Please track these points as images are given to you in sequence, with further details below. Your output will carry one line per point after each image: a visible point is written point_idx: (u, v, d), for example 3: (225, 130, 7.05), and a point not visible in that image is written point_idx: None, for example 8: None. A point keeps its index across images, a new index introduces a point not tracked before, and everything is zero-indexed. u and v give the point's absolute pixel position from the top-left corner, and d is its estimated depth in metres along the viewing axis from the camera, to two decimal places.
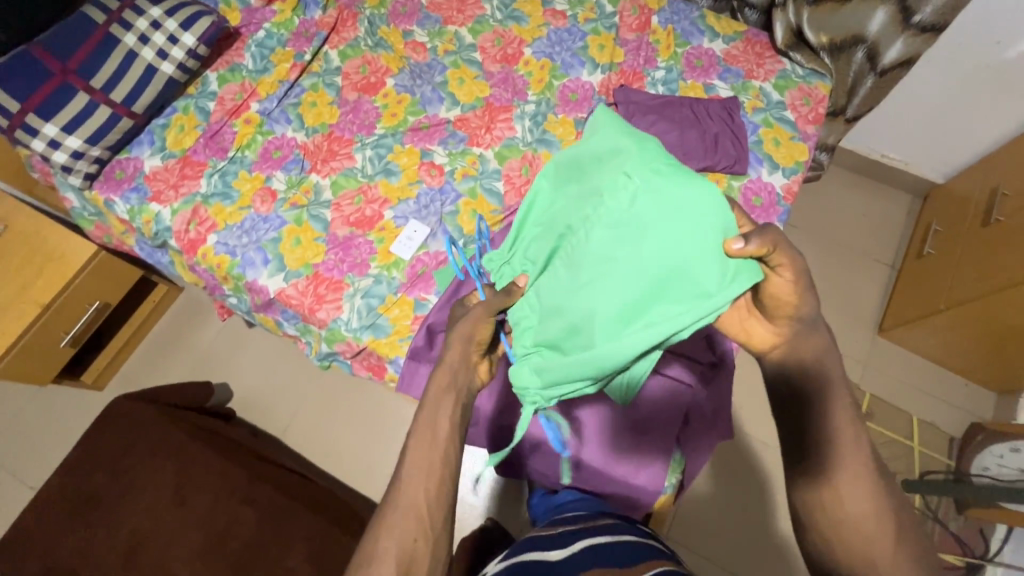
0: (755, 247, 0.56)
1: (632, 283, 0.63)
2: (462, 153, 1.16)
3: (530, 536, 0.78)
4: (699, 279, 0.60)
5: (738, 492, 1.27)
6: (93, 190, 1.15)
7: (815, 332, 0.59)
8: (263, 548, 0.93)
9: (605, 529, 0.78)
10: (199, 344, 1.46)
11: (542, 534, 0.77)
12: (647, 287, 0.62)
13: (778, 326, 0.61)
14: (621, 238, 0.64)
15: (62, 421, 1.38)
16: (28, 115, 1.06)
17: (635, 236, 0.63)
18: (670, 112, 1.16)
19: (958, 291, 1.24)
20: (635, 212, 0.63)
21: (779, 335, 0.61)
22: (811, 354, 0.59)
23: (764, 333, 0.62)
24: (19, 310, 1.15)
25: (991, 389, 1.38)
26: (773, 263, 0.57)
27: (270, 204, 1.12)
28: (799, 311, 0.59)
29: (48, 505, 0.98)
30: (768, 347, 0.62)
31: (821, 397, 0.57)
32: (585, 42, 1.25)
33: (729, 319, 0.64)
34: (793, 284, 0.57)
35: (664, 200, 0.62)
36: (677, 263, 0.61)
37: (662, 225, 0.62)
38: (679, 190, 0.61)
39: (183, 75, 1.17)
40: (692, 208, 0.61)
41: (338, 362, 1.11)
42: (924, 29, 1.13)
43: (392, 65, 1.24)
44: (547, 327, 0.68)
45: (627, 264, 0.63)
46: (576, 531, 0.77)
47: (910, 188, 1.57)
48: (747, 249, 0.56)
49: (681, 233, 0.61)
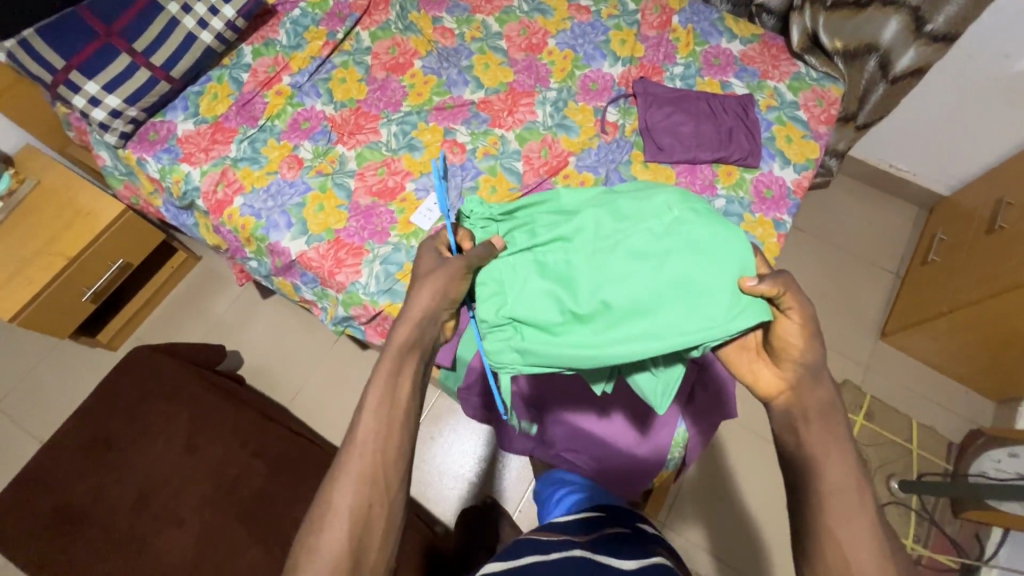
0: (768, 287, 0.61)
1: (640, 293, 0.65)
2: (484, 133, 1.20)
3: (537, 531, 0.84)
4: (709, 306, 0.63)
5: (721, 489, 1.31)
6: (127, 149, 1.19)
7: (819, 382, 0.61)
8: (270, 499, 0.97)
9: (605, 529, 0.82)
10: (214, 311, 1.49)
11: (547, 530, 0.82)
12: (654, 299, 0.65)
13: (783, 372, 0.63)
14: (643, 255, 0.66)
15: (75, 378, 1.41)
16: (71, 72, 1.10)
17: (660, 254, 0.66)
18: (687, 105, 1.21)
19: (959, 296, 1.26)
20: (666, 233, 0.66)
21: (784, 378, 0.63)
22: (810, 397, 0.61)
23: (770, 377, 0.64)
24: (45, 261, 1.19)
25: (991, 398, 1.39)
26: (783, 306, 0.61)
27: (296, 171, 1.16)
28: (803, 356, 0.61)
29: (64, 448, 1.02)
30: (773, 391, 0.64)
31: (815, 360, 0.61)
32: (608, 36, 1.30)
33: (738, 357, 0.67)
34: (799, 326, 0.61)
35: (695, 233, 0.65)
36: (693, 289, 0.64)
37: (690, 253, 0.65)
38: (711, 229, 0.65)
39: (220, 46, 1.22)
40: (720, 250, 0.65)
41: (352, 328, 1.14)
42: (936, 38, 1.17)
43: (420, 47, 1.29)
44: (540, 307, 0.66)
45: (642, 277, 0.65)
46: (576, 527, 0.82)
47: (917, 199, 1.60)
48: (763, 288, 0.61)
49: (706, 263, 0.64)
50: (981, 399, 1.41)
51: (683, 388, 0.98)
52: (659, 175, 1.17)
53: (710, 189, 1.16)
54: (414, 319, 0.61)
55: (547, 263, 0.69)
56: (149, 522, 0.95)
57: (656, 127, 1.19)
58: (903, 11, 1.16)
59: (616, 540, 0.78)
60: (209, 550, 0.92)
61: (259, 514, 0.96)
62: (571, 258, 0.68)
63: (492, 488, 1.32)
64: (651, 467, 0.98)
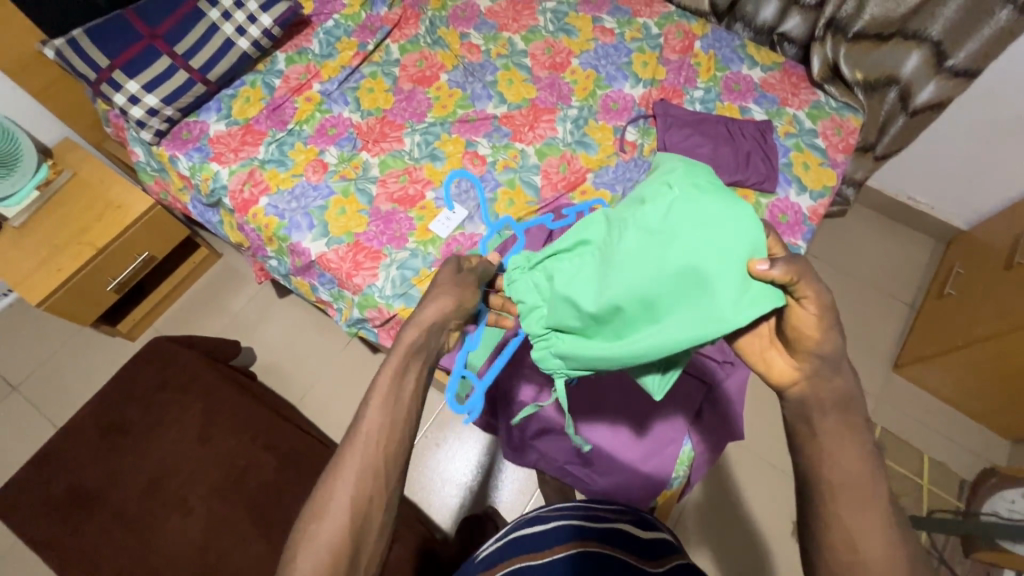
0: (779, 273, 0.54)
1: (651, 284, 0.60)
2: (504, 147, 1.22)
3: (534, 519, 0.78)
4: (721, 292, 0.57)
5: (723, 512, 1.30)
6: (160, 146, 1.23)
7: (837, 373, 0.58)
8: (276, 494, 0.98)
9: (606, 532, 0.74)
10: (231, 308, 1.52)
11: (543, 527, 0.75)
12: (666, 289, 0.60)
13: (799, 361, 0.60)
14: (650, 241, 0.62)
15: (93, 365, 1.44)
16: (114, 71, 1.15)
17: (666, 240, 0.61)
18: (705, 128, 1.23)
19: (975, 330, 1.25)
20: (672, 218, 0.62)
21: (799, 369, 0.60)
22: (834, 390, 0.58)
23: (784, 366, 0.61)
24: (75, 250, 1.23)
25: (1005, 436, 1.37)
26: (798, 293, 0.56)
27: (321, 174, 1.19)
28: (819, 346, 0.57)
29: (80, 431, 1.04)
30: (787, 382, 0.61)
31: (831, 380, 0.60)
32: (630, 58, 1.33)
33: (750, 345, 0.63)
34: (815, 320, 0.57)
35: (702, 214, 0.61)
36: (703, 272, 0.58)
37: (695, 234, 0.60)
38: (717, 206, 0.60)
39: (256, 52, 1.27)
40: (729, 226, 0.59)
41: (366, 330, 1.16)
42: (957, 73, 1.18)
43: (447, 62, 1.33)
44: (560, 311, 0.66)
45: (649, 266, 0.61)
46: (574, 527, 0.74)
47: (935, 232, 1.59)
48: (772, 273, 0.54)
49: (714, 243, 0.58)
50: (996, 437, 1.38)
51: (691, 406, 0.98)
52: None
53: None
54: (423, 324, 0.62)
55: (565, 267, 0.68)
56: (156, 509, 0.96)
57: (674, 148, 1.21)
58: (925, 45, 1.17)
59: (615, 546, 0.72)
60: (215, 541, 0.93)
61: (265, 508, 0.97)
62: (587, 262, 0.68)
63: (494, 499, 1.31)
64: (656, 484, 0.96)
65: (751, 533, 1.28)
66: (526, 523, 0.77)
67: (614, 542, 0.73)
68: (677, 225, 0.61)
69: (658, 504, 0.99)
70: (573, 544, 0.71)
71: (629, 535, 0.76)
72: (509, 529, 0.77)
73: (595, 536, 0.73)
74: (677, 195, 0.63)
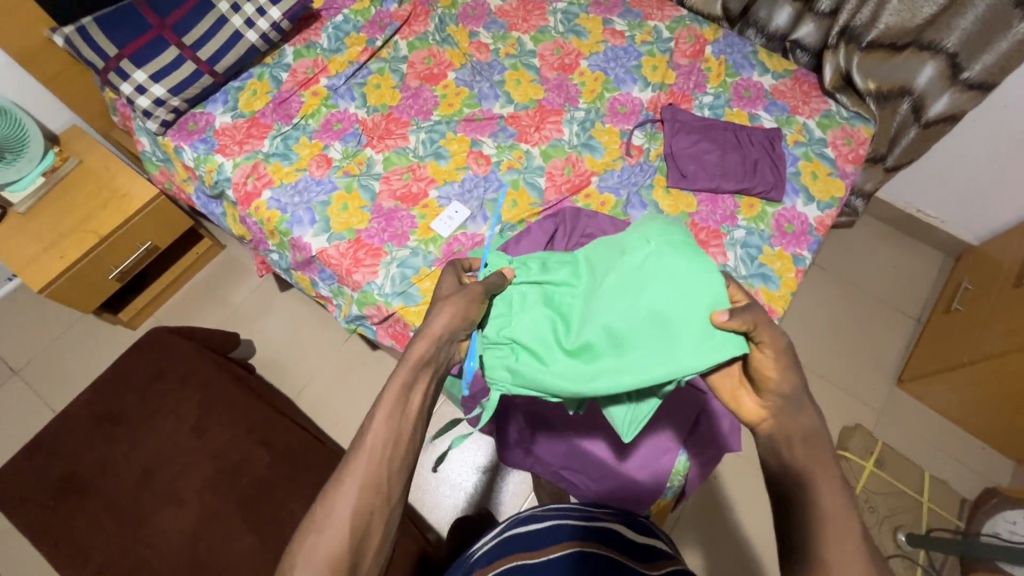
0: (737, 323, 0.59)
1: (621, 325, 0.67)
2: (510, 147, 1.22)
3: (529, 518, 0.75)
4: (681, 341, 0.63)
5: (718, 521, 1.28)
6: (166, 137, 1.23)
7: (802, 413, 0.59)
8: (269, 488, 0.98)
9: (606, 534, 0.72)
10: (232, 300, 1.52)
11: (540, 527, 0.73)
12: (634, 332, 0.66)
13: (764, 401, 0.61)
14: (624, 289, 0.68)
15: (93, 353, 1.44)
16: (122, 60, 1.15)
17: (642, 289, 0.67)
18: (713, 135, 1.21)
19: (981, 348, 1.23)
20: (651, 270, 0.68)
21: (765, 408, 0.61)
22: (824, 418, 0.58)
23: (752, 405, 0.62)
24: (78, 238, 1.23)
25: (1008, 456, 1.35)
26: (757, 339, 0.59)
27: (325, 170, 1.19)
28: (779, 387, 0.59)
29: (76, 419, 1.04)
30: (755, 419, 0.62)
31: None
32: (640, 61, 1.31)
33: (722, 383, 0.65)
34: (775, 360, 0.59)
35: (677, 272, 0.66)
36: (668, 325, 0.65)
37: (666, 288, 0.66)
38: (686, 262, 0.66)
39: (265, 45, 1.26)
40: (696, 284, 0.65)
41: (364, 327, 1.16)
42: (971, 86, 1.16)
43: (455, 60, 1.32)
44: (534, 334, 0.72)
45: (621, 311, 0.68)
46: (573, 529, 0.72)
47: (944, 246, 1.57)
48: (732, 322, 0.59)
49: (683, 299, 0.64)
50: (999, 457, 1.36)
51: (688, 417, 0.96)
52: (680, 201, 1.17)
53: (731, 219, 1.16)
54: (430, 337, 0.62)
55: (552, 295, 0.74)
56: (148, 500, 0.96)
57: (681, 153, 1.19)
58: (940, 56, 1.15)
59: (612, 547, 0.70)
60: (206, 534, 0.93)
61: (258, 502, 0.97)
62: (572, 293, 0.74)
63: (487, 501, 1.31)
64: (647, 493, 0.95)
65: (747, 543, 1.26)
66: (521, 522, 0.75)
67: (613, 544, 0.71)
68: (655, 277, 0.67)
69: (650, 513, 0.98)
70: (573, 546, 0.69)
71: (628, 538, 0.74)
72: (503, 528, 0.75)
73: (592, 539, 0.71)
74: (653, 249, 0.69)
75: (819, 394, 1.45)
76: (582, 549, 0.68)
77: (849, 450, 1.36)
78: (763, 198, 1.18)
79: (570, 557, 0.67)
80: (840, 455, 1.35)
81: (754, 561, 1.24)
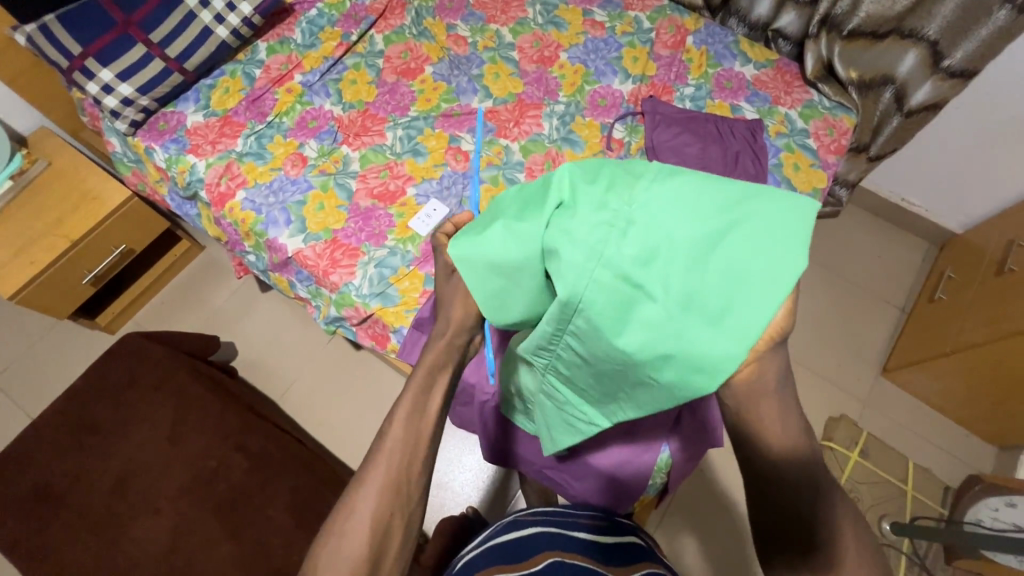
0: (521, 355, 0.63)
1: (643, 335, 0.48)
2: (489, 142, 1.20)
3: (512, 524, 0.72)
4: (687, 331, 0.47)
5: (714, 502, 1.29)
6: (136, 137, 1.21)
7: None
8: (249, 494, 0.97)
9: (580, 540, 0.68)
10: (211, 302, 1.50)
11: (522, 533, 0.69)
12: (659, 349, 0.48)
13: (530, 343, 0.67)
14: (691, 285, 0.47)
15: (71, 358, 1.42)
16: (87, 59, 1.12)
17: (686, 322, 0.47)
18: (695, 126, 1.20)
19: (964, 336, 1.23)
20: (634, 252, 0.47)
21: None
22: None
23: None
24: (49, 243, 1.20)
25: (991, 443, 1.36)
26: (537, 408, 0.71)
27: (300, 169, 1.17)
28: None
29: (50, 428, 1.03)
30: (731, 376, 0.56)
31: None
32: (620, 52, 1.29)
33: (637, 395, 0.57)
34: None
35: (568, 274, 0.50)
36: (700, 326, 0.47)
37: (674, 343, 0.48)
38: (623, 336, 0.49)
39: (236, 41, 1.24)
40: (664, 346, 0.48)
41: (344, 328, 1.14)
42: (953, 74, 1.14)
43: (432, 54, 1.29)
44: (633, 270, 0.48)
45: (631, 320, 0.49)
46: (550, 535, 0.68)
47: (928, 235, 1.57)
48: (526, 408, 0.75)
49: (711, 355, 0.47)
50: (984, 444, 1.37)
51: None
52: None
53: None
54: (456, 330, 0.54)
55: (631, 237, 0.47)
56: (123, 509, 0.95)
57: (662, 146, 1.18)
58: (922, 44, 1.14)
59: (597, 554, 0.66)
60: (184, 542, 0.92)
61: (236, 509, 0.96)
62: (687, 248, 0.47)
63: (475, 499, 1.30)
64: (631, 490, 0.95)
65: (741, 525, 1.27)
66: (501, 530, 0.72)
67: (588, 551, 0.66)
68: (735, 294, 0.47)
69: (634, 509, 0.99)
70: (544, 554, 0.64)
71: (609, 544, 0.69)
72: (488, 535, 0.72)
73: (576, 547, 0.66)
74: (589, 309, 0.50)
75: (805, 384, 1.45)
76: (554, 556, 0.63)
77: (834, 441, 1.36)
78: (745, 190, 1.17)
79: (543, 565, 0.62)
80: (826, 445, 1.35)
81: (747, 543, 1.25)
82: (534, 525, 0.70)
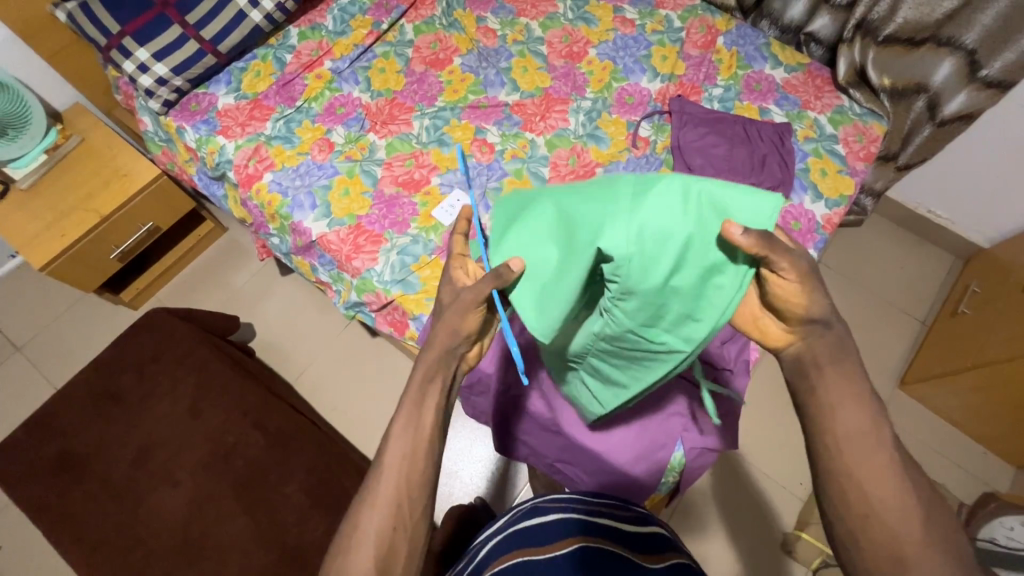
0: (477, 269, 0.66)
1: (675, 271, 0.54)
2: (514, 135, 1.20)
3: (533, 510, 0.72)
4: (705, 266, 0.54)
5: (726, 505, 1.32)
6: (168, 117, 1.23)
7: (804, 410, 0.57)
8: (265, 471, 0.99)
9: (599, 527, 0.67)
10: (232, 283, 1.52)
11: (543, 520, 0.69)
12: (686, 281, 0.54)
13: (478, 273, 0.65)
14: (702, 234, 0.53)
15: (95, 331, 1.45)
16: (125, 38, 1.14)
17: (678, 308, 0.55)
18: (722, 128, 1.19)
19: (986, 351, 1.21)
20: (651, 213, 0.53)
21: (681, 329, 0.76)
22: (838, 430, 0.55)
23: (778, 332, 0.61)
24: (79, 217, 1.23)
25: (1009, 461, 1.34)
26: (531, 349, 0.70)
27: (327, 154, 1.18)
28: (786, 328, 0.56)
29: (74, 397, 1.05)
30: (783, 345, 0.61)
31: (835, 411, 0.56)
32: (649, 51, 1.29)
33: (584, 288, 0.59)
34: (799, 285, 0.55)
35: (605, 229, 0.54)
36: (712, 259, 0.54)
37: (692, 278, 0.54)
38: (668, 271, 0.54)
39: (269, 25, 1.25)
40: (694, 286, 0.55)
41: (363, 314, 1.15)
42: (990, 84, 1.13)
43: (461, 45, 1.30)
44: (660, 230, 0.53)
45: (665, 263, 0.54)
46: (571, 521, 0.67)
47: (954, 248, 1.54)
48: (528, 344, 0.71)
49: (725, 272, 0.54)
50: (1001, 462, 1.35)
51: (681, 411, 0.96)
52: None
53: None
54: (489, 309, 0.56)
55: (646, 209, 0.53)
56: (144, 479, 0.97)
57: (688, 146, 1.17)
58: (958, 53, 1.11)
59: (616, 542, 0.66)
60: (201, 514, 0.94)
61: (251, 485, 0.97)
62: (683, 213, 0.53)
63: (482, 489, 1.31)
64: (644, 488, 0.95)
65: (757, 526, 1.30)
66: (520, 516, 0.71)
67: (610, 535, 0.67)
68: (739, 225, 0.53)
69: (645, 506, 0.98)
70: (567, 541, 0.64)
71: (624, 533, 0.69)
72: (507, 523, 0.71)
73: (598, 534, 0.66)
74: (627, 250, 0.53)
75: None
76: (578, 541, 0.64)
77: None
78: (770, 194, 1.15)
79: (565, 551, 0.62)
80: None
81: (762, 545, 1.28)
82: (553, 513, 0.69)
